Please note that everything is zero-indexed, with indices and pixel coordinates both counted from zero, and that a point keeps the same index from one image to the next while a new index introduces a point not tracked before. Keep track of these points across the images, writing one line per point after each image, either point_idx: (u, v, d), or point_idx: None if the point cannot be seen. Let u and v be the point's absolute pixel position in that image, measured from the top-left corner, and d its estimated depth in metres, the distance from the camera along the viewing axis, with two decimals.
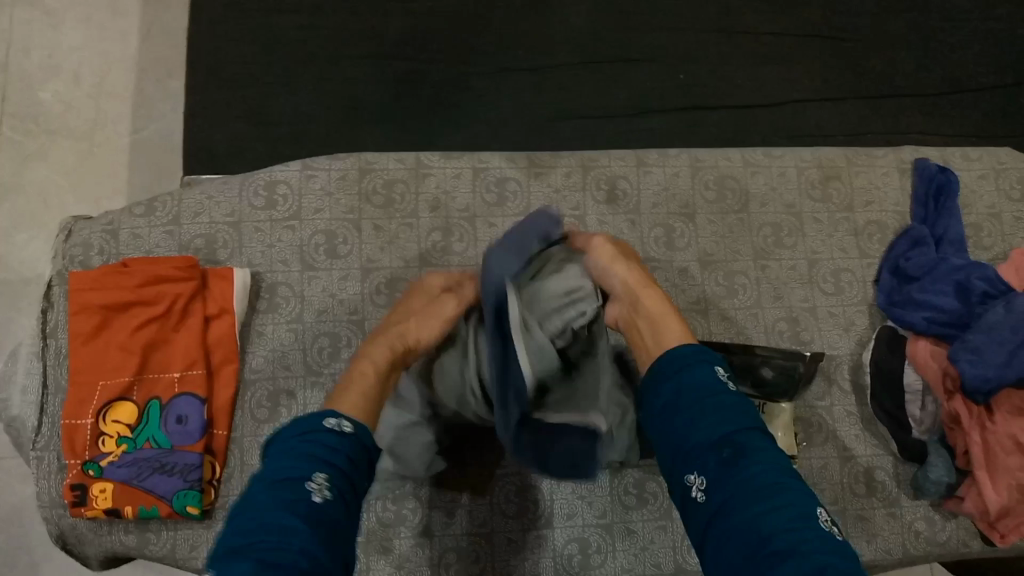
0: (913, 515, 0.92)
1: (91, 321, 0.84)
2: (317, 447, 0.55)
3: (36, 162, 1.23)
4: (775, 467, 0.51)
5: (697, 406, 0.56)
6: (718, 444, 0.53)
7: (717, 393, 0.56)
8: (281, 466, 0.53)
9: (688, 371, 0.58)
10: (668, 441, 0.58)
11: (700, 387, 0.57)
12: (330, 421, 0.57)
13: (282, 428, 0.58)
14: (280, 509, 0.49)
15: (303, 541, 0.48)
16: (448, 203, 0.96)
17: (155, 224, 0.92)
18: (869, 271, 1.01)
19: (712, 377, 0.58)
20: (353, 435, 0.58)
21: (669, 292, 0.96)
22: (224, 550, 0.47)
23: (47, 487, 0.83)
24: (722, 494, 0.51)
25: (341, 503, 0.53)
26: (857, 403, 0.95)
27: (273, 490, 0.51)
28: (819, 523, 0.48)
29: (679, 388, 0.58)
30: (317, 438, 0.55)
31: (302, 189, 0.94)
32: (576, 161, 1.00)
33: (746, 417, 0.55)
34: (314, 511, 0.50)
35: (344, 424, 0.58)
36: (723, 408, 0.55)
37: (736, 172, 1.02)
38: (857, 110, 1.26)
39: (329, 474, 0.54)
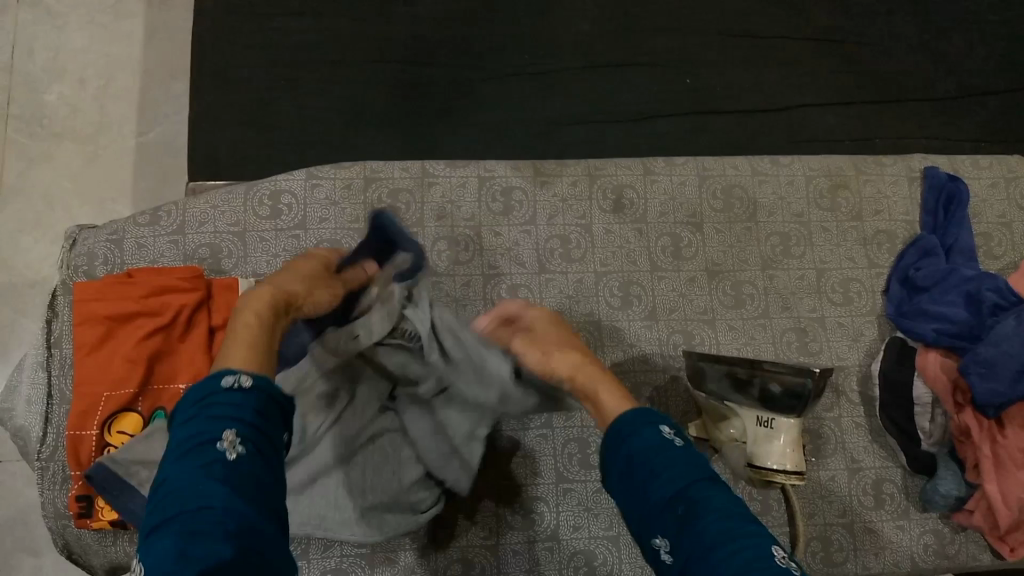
0: (922, 528, 0.91)
1: (96, 332, 0.83)
2: (221, 408, 0.47)
3: (41, 165, 1.23)
4: (728, 514, 0.49)
5: (646, 469, 0.54)
6: (673, 502, 0.51)
7: (666, 452, 0.54)
8: (187, 435, 0.46)
9: (632, 438, 0.56)
10: (630, 508, 0.55)
11: (647, 449, 0.55)
12: (228, 377, 0.49)
13: (181, 398, 0.50)
14: (193, 477, 0.43)
15: (225, 501, 0.42)
16: (454, 212, 0.96)
17: (159, 233, 0.91)
18: (878, 281, 1.00)
19: (656, 436, 0.56)
20: (256, 389, 0.49)
21: (676, 302, 0.95)
22: (147, 532, 0.42)
23: (53, 497, 0.82)
24: (684, 553, 0.49)
25: (261, 458, 0.46)
26: (866, 415, 0.94)
27: (181, 458, 0.44)
28: (778, 561, 0.46)
29: (629, 454, 0.56)
30: (220, 399, 0.47)
31: (307, 199, 0.94)
32: (582, 170, 1.00)
33: (695, 468, 0.53)
34: (231, 472, 0.44)
35: (244, 380, 0.49)
36: (671, 468, 0.53)
37: (744, 181, 1.02)
38: (865, 115, 1.25)
39: (241, 429, 0.46)
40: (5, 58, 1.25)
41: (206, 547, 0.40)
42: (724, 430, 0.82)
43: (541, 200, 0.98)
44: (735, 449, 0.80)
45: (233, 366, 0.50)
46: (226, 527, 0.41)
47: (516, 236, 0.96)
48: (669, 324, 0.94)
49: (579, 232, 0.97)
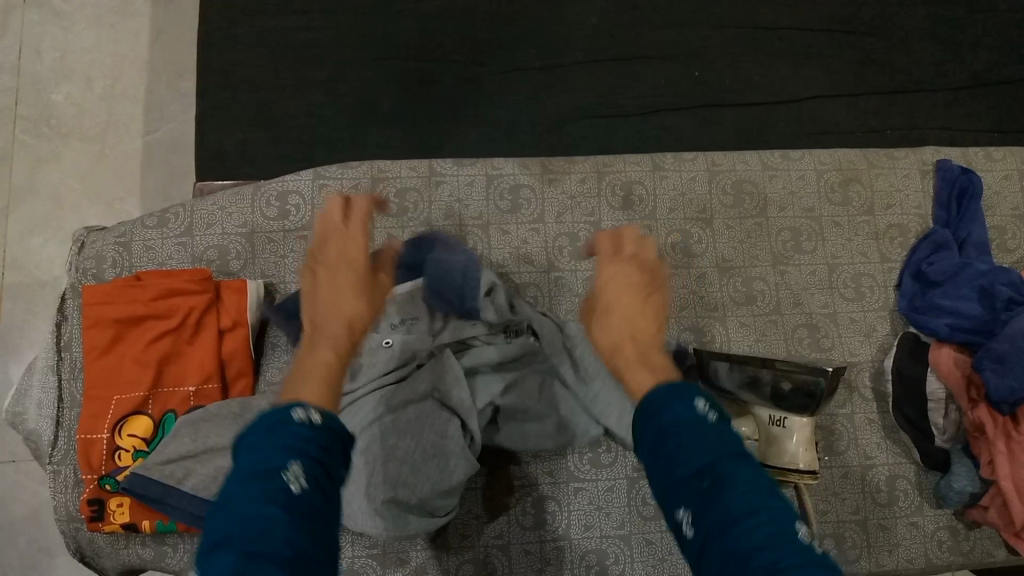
0: (936, 525, 0.91)
1: (106, 335, 0.83)
2: (289, 437, 0.47)
3: (50, 165, 1.23)
4: (754, 490, 0.46)
5: (675, 441, 0.51)
6: (699, 476, 0.48)
7: (695, 427, 0.52)
8: (252, 458, 0.45)
9: (662, 412, 0.54)
10: (658, 485, 0.52)
11: (677, 422, 0.53)
12: (299, 412, 0.50)
13: (242, 432, 0.49)
14: (262, 494, 0.42)
15: (287, 528, 0.41)
16: (462, 211, 0.95)
17: (167, 236, 0.91)
18: (890, 276, 0.99)
19: (688, 410, 0.53)
20: (322, 425, 0.50)
21: (686, 299, 0.95)
22: (203, 548, 0.40)
23: (65, 501, 0.83)
24: (705, 526, 0.46)
25: (322, 494, 0.45)
26: (879, 411, 0.94)
27: (249, 479, 0.44)
28: (803, 540, 0.43)
29: (658, 427, 0.54)
30: (288, 430, 0.48)
31: (315, 199, 0.94)
32: (591, 167, 0.99)
33: (728, 444, 0.50)
34: (294, 501, 0.43)
35: (312, 415, 0.50)
36: (700, 440, 0.50)
37: (754, 176, 1.01)
38: (876, 107, 1.24)
39: (306, 465, 0.46)
40: (12, 59, 1.25)
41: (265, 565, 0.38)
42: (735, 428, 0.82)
43: (550, 197, 0.97)
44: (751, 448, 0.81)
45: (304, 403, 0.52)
46: (285, 550, 0.39)
47: (524, 234, 0.95)
48: (679, 322, 0.94)
49: (588, 229, 0.96)
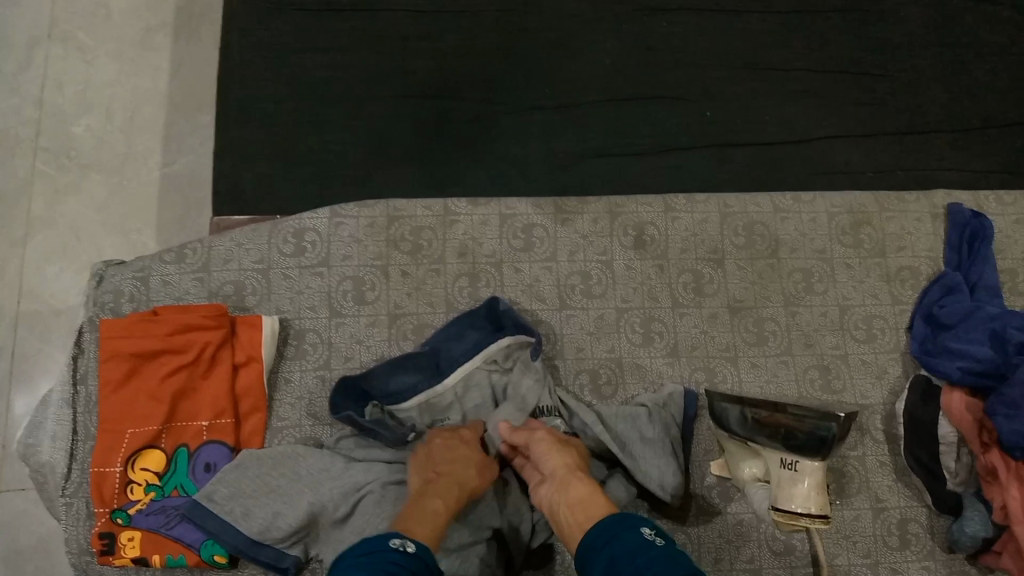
0: (949, 570, 0.90)
1: (121, 368, 0.84)
2: (384, 560, 0.57)
3: (68, 196, 1.25)
4: None
5: (631, 564, 0.57)
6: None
7: (647, 550, 0.58)
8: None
9: (617, 539, 0.61)
10: None
11: (630, 548, 0.59)
12: (394, 541, 0.60)
13: (350, 550, 0.60)
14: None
15: None
16: (475, 249, 0.96)
17: (185, 271, 0.93)
18: (902, 318, 0.99)
19: (639, 536, 0.60)
20: (416, 555, 0.59)
21: (698, 339, 0.95)
22: None
23: (76, 533, 0.83)
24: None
25: None
26: (891, 454, 0.93)
27: None
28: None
29: (612, 555, 0.59)
30: (384, 553, 0.58)
31: (330, 236, 0.95)
32: (604, 207, 1.00)
33: (678, 560, 0.56)
34: None
35: (407, 545, 0.60)
36: (654, 560, 0.56)
37: (766, 218, 1.01)
38: (887, 148, 1.24)
39: None
40: (36, 93, 1.28)
41: None
42: (745, 469, 0.82)
43: (562, 236, 0.98)
44: (760, 490, 0.80)
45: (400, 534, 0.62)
46: None
47: (537, 272, 0.96)
48: (691, 362, 0.94)
49: (600, 268, 0.97)
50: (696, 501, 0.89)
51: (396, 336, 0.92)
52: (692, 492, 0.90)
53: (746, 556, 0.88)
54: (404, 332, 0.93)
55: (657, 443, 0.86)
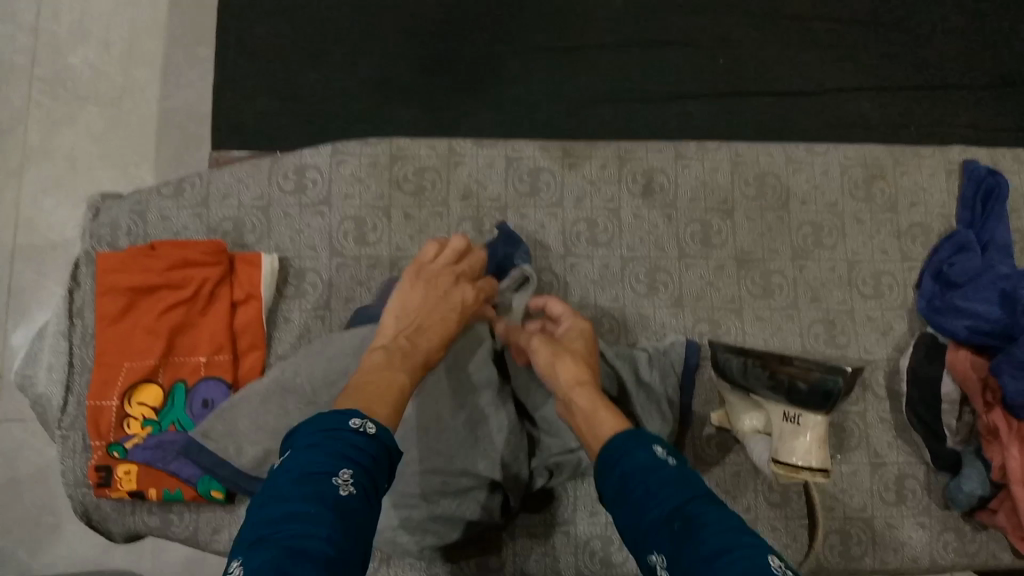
0: (944, 526, 0.90)
1: (118, 303, 0.83)
2: (345, 444, 0.53)
3: (65, 127, 1.22)
4: (725, 524, 0.52)
5: (641, 488, 0.57)
6: (669, 521, 0.54)
7: (659, 472, 0.58)
8: (306, 460, 0.51)
9: (629, 456, 0.60)
10: (622, 520, 0.58)
11: (643, 467, 0.59)
12: (355, 420, 0.55)
13: (308, 422, 0.56)
14: (307, 500, 0.48)
15: (326, 529, 0.47)
16: (480, 192, 0.95)
17: (183, 206, 0.91)
18: (911, 275, 0.98)
19: (651, 455, 0.59)
20: (377, 437, 0.55)
21: (703, 290, 0.94)
22: (252, 538, 0.47)
23: (73, 465, 0.83)
24: (682, 565, 0.51)
25: (366, 499, 0.51)
26: (892, 410, 0.93)
27: (299, 486, 0.49)
28: (775, 570, 0.48)
29: (623, 474, 0.59)
30: (345, 435, 0.53)
31: (332, 174, 0.93)
32: (612, 152, 0.98)
33: (689, 484, 0.56)
34: (338, 506, 0.49)
35: (368, 425, 0.55)
36: (667, 486, 0.56)
37: (778, 169, 0.99)
38: (902, 101, 1.21)
39: (354, 471, 0.51)
40: (31, 20, 1.24)
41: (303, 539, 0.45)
42: (745, 421, 0.82)
43: (569, 182, 0.96)
44: (760, 442, 0.81)
45: (360, 412, 0.57)
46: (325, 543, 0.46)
47: (542, 218, 0.95)
48: (695, 313, 0.93)
49: (606, 216, 0.95)
50: (694, 450, 0.89)
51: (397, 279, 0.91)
52: (691, 441, 0.90)
53: (742, 505, 0.88)
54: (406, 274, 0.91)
55: (654, 388, 0.85)
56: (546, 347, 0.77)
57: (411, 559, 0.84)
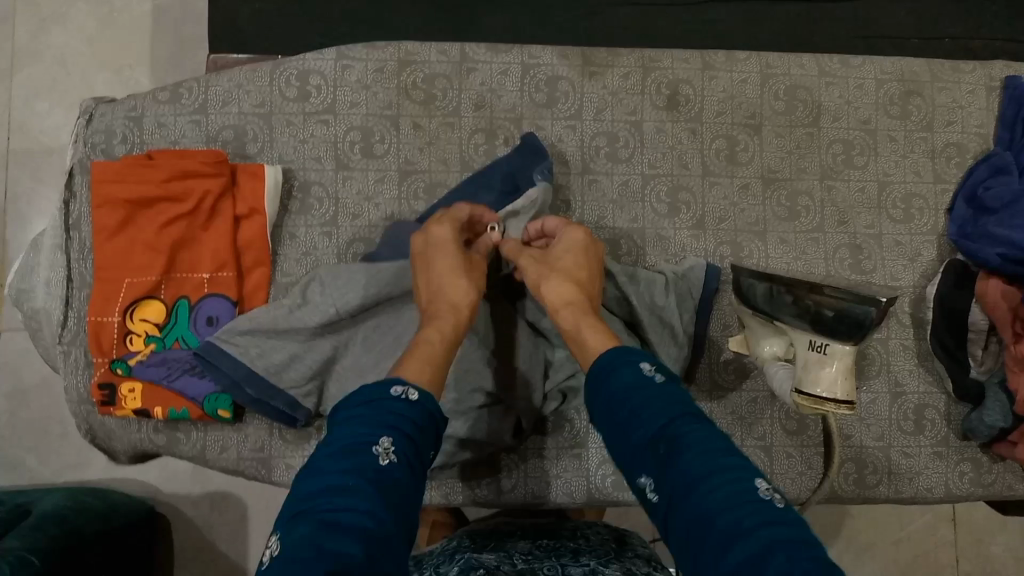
0: (960, 456, 0.89)
1: (116, 215, 0.79)
2: (387, 413, 0.54)
3: (56, 27, 1.18)
4: (711, 444, 0.52)
5: (627, 409, 0.57)
6: (655, 442, 0.54)
7: (645, 391, 0.57)
8: (347, 431, 0.52)
9: (616, 378, 0.60)
10: (613, 442, 0.58)
11: (628, 388, 0.58)
12: (397, 387, 0.56)
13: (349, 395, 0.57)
14: (347, 472, 0.48)
15: (368, 502, 0.47)
16: (493, 102, 0.89)
17: (180, 112, 0.86)
18: (943, 198, 0.93)
19: (637, 374, 0.59)
20: (420, 403, 0.56)
21: (725, 211, 0.90)
22: (290, 511, 0.47)
23: (76, 383, 0.81)
24: (668, 489, 0.52)
25: (407, 467, 0.51)
26: (916, 338, 0.90)
27: (339, 456, 0.50)
28: (759, 495, 0.48)
29: (611, 395, 0.59)
30: (386, 404, 0.54)
31: (337, 80, 0.87)
32: (635, 61, 0.92)
33: (677, 404, 0.56)
34: (379, 474, 0.49)
35: (411, 392, 0.56)
36: (652, 406, 0.56)
37: (810, 82, 0.94)
38: (939, 11, 1.14)
39: (396, 438, 0.52)
40: None
41: (347, 514, 0.45)
42: (766, 347, 0.79)
43: (589, 92, 0.90)
44: (782, 368, 0.77)
45: (403, 378, 0.58)
46: (368, 517, 0.46)
47: (559, 131, 0.90)
48: (716, 235, 0.89)
49: (628, 130, 0.90)
50: (712, 377, 0.88)
51: (407, 194, 0.87)
52: (709, 366, 0.88)
53: (758, 433, 0.86)
54: (415, 190, 0.87)
55: (670, 312, 0.82)
56: (531, 265, 0.74)
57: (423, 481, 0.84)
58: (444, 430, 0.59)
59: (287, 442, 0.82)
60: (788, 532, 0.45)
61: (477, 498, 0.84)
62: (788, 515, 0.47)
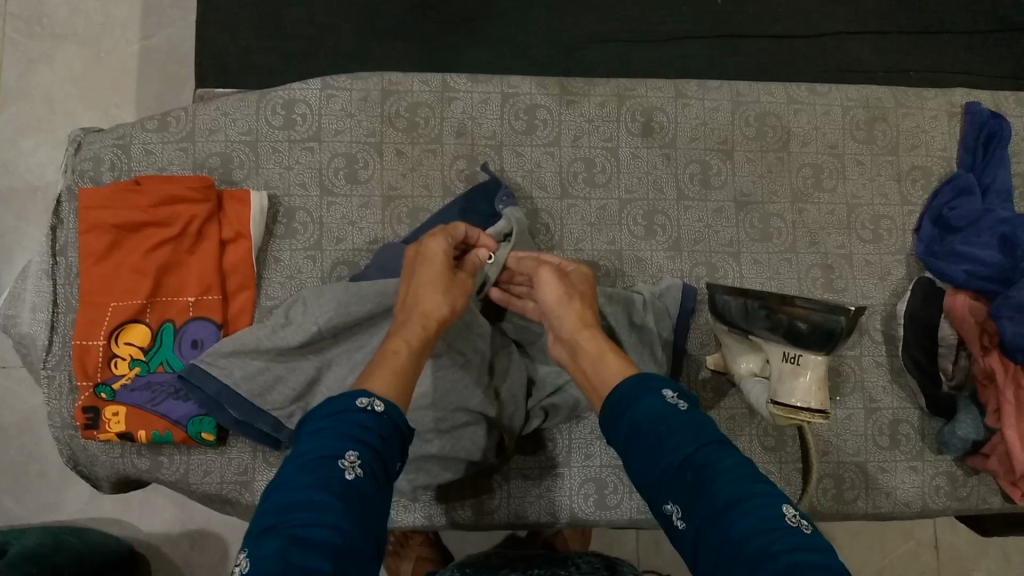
0: (936, 470, 0.91)
1: (103, 240, 0.80)
2: (352, 425, 0.54)
3: (42, 67, 1.20)
4: (738, 472, 0.52)
5: (651, 436, 0.56)
6: (683, 470, 0.53)
7: (671, 418, 0.56)
8: (314, 444, 0.52)
9: (638, 404, 0.58)
10: (634, 468, 0.57)
11: (652, 415, 0.57)
12: (363, 399, 0.56)
13: (318, 406, 0.57)
14: (313, 487, 0.49)
15: (336, 517, 0.47)
16: (474, 129, 0.92)
17: (168, 140, 0.88)
18: (910, 219, 0.97)
19: (661, 401, 0.58)
20: (385, 414, 0.56)
21: (701, 233, 0.93)
22: (258, 528, 0.47)
23: (59, 407, 0.81)
24: (698, 516, 0.51)
25: (374, 481, 0.52)
26: (888, 354, 0.93)
27: (307, 470, 0.51)
28: (787, 521, 0.48)
29: (633, 421, 0.58)
30: (353, 416, 0.55)
31: (322, 109, 0.90)
32: (611, 90, 0.95)
33: (703, 430, 0.55)
34: (346, 489, 0.50)
35: (375, 403, 0.57)
36: (677, 433, 0.55)
37: (779, 109, 0.97)
38: (899, 45, 1.19)
39: (361, 452, 0.53)
40: None
41: (315, 529, 0.46)
42: (742, 364, 0.82)
43: (567, 119, 0.94)
44: (758, 384, 0.79)
45: (368, 390, 0.58)
46: (335, 534, 0.46)
47: (538, 157, 0.92)
48: (692, 257, 0.92)
49: (604, 156, 0.93)
50: None
51: (390, 219, 0.89)
52: (687, 384, 0.89)
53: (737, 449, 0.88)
54: (398, 215, 0.89)
55: (649, 331, 0.84)
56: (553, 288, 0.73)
57: (406, 502, 0.84)
58: (411, 439, 0.59)
59: (271, 465, 0.82)
60: (816, 559, 0.45)
61: (460, 519, 0.84)
62: (817, 542, 0.48)
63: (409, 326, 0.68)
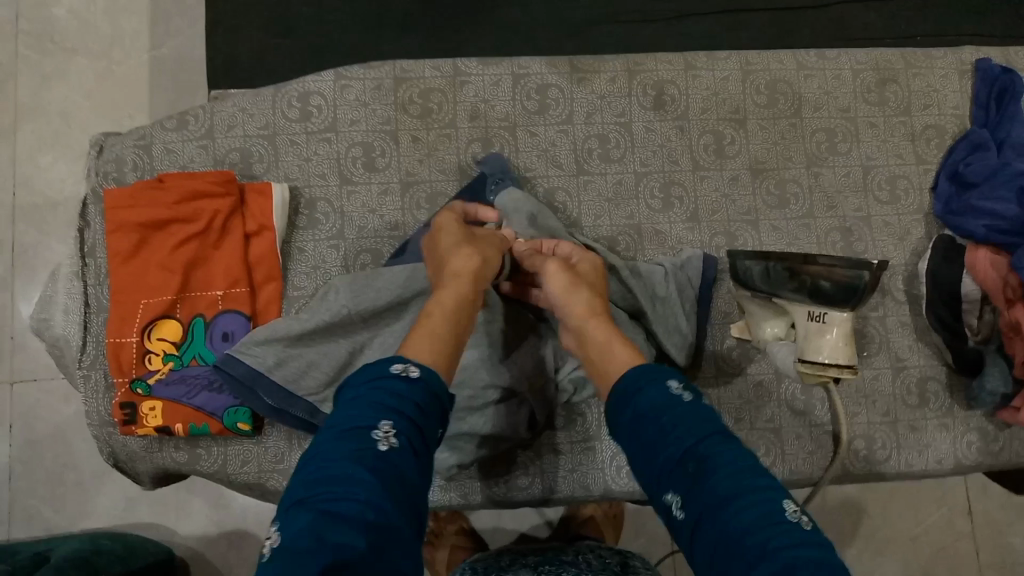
0: (967, 426, 0.91)
1: (130, 240, 0.82)
2: (388, 394, 0.55)
3: (56, 82, 1.22)
4: (738, 467, 0.52)
5: (655, 427, 0.56)
6: (682, 461, 0.54)
7: (673, 409, 0.57)
8: (349, 415, 0.53)
9: (642, 394, 0.59)
10: (637, 459, 0.58)
11: (655, 406, 0.58)
12: (399, 365, 0.57)
13: (355, 373, 0.58)
14: (347, 461, 0.50)
15: (369, 491, 0.48)
16: (487, 112, 0.93)
17: (188, 138, 0.89)
18: (927, 178, 0.97)
19: (665, 393, 0.58)
20: (421, 380, 0.57)
21: (719, 203, 0.93)
22: (292, 501, 0.48)
23: (97, 405, 0.83)
24: (697, 508, 0.52)
25: (410, 452, 0.53)
26: (912, 313, 0.93)
27: (341, 442, 0.52)
28: (787, 518, 0.49)
29: (636, 412, 0.59)
30: (388, 384, 0.55)
31: (337, 100, 0.91)
32: (621, 66, 0.96)
33: (706, 423, 0.55)
34: (380, 461, 0.50)
35: (411, 369, 0.57)
36: (679, 425, 0.55)
37: (789, 76, 0.98)
38: (906, 10, 1.19)
39: (397, 422, 0.53)
40: None
41: (348, 505, 0.47)
42: (767, 329, 0.82)
43: (579, 97, 0.94)
44: (782, 347, 0.80)
45: (405, 356, 0.59)
46: (369, 510, 0.47)
47: (552, 136, 0.93)
48: (711, 227, 0.92)
49: (618, 131, 0.94)
50: (717, 363, 0.89)
51: (409, 205, 0.90)
52: (713, 352, 0.90)
53: (766, 415, 0.88)
54: (417, 200, 0.90)
55: (671, 301, 0.84)
56: (556, 274, 0.74)
57: (442, 481, 0.85)
58: (451, 407, 0.60)
59: None
60: (813, 556, 0.46)
61: (496, 496, 0.85)
62: (815, 539, 0.48)
63: (444, 287, 0.70)
